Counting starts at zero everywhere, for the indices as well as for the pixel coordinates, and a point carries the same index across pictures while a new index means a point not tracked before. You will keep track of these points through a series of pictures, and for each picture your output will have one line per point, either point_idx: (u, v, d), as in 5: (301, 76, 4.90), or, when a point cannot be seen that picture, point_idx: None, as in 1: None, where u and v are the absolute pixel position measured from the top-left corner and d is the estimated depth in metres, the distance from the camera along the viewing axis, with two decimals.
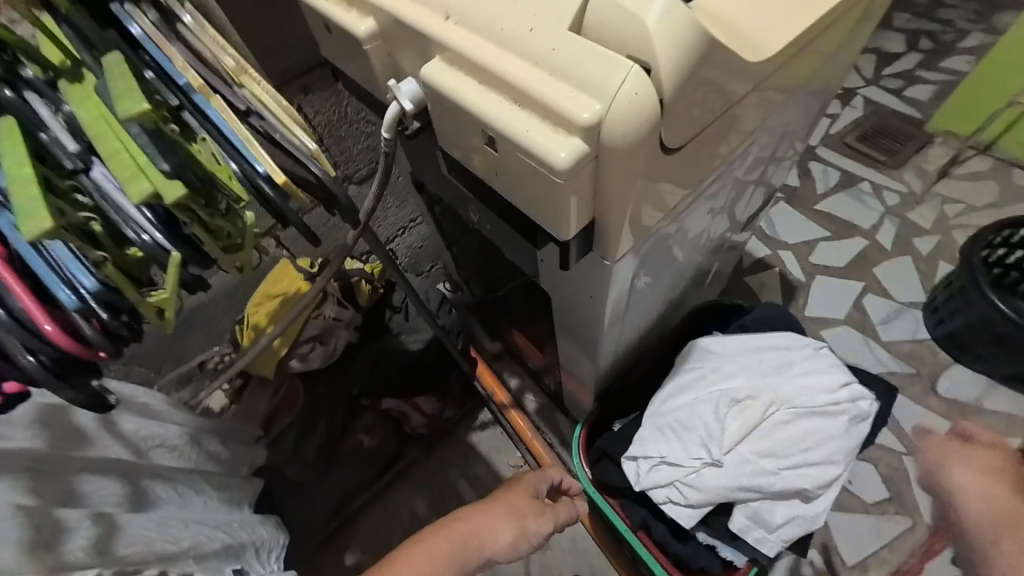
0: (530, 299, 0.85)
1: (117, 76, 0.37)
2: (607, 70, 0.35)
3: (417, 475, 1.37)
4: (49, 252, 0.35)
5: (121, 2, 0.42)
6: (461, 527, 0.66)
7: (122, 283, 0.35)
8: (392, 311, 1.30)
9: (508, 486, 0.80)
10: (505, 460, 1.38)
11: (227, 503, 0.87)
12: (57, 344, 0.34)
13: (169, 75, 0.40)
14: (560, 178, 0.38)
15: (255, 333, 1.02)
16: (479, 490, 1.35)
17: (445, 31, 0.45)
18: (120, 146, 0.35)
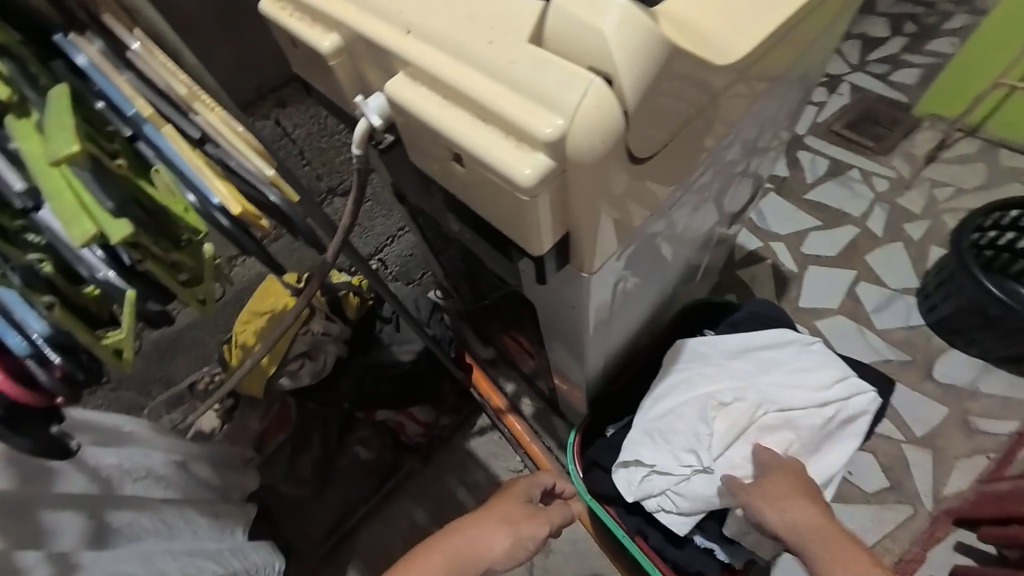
0: (519, 308, 0.83)
1: (56, 107, 0.34)
2: (566, 82, 0.34)
3: (416, 486, 1.35)
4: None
5: (65, 31, 0.41)
6: (452, 545, 0.64)
7: (74, 326, 0.33)
8: (382, 323, 1.26)
9: (504, 492, 0.77)
10: (504, 466, 1.37)
11: (218, 529, 0.85)
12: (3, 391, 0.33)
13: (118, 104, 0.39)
14: (525, 195, 0.37)
15: (243, 353, 0.99)
16: (478, 497, 1.34)
17: (406, 45, 0.44)
18: (62, 182, 0.33)
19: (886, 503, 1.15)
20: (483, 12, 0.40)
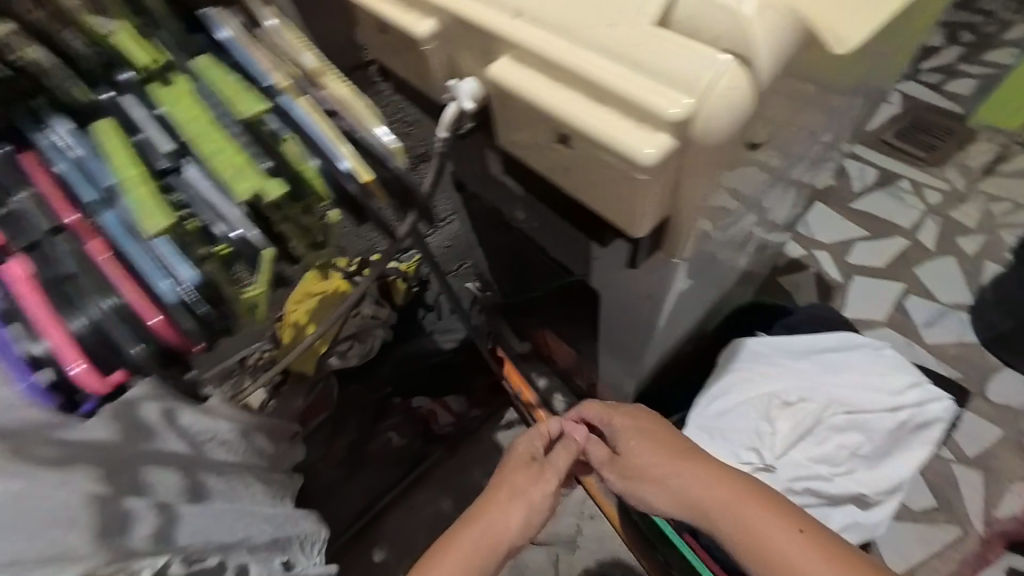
0: (571, 301, 0.84)
1: (219, 84, 0.41)
2: (699, 65, 0.35)
3: (440, 474, 1.44)
4: (152, 246, 0.36)
5: (209, 7, 0.44)
6: (471, 538, 0.58)
7: (223, 277, 0.37)
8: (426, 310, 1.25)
9: (503, 466, 0.69)
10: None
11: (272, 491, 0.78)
12: (160, 337, 0.35)
13: (252, 77, 0.42)
14: (644, 174, 0.38)
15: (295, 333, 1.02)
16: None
17: (515, 28, 0.45)
18: (221, 149, 0.38)
19: (934, 522, 1.11)
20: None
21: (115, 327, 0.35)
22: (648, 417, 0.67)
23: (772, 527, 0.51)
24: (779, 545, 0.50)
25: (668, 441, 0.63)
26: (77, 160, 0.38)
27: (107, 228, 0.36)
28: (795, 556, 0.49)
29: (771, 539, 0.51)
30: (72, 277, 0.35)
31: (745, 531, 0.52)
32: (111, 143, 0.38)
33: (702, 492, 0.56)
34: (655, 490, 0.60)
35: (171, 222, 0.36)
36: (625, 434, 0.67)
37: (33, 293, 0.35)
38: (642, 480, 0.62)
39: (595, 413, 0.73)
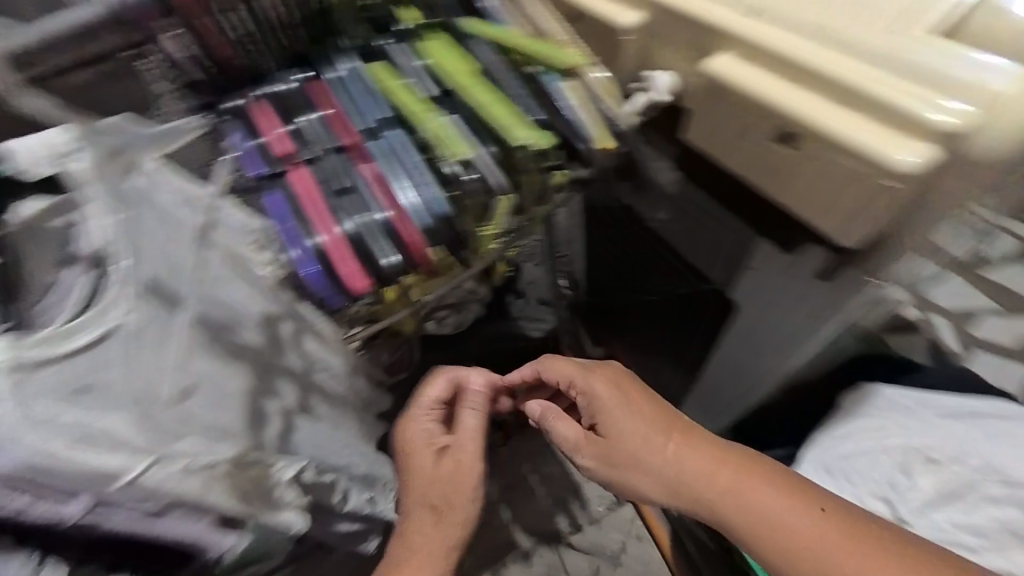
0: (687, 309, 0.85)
1: (492, 49, 0.49)
2: (980, 84, 0.38)
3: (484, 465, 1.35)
4: (413, 172, 0.43)
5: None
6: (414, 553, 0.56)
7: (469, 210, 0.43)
8: None
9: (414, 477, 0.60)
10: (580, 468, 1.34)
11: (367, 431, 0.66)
12: (410, 250, 0.41)
13: (504, 46, 0.50)
14: (903, 183, 0.40)
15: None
16: (552, 492, 1.30)
17: (750, 29, 0.47)
18: (490, 101, 0.45)
19: None
20: (849, 17, 0.45)
21: (373, 233, 0.41)
22: (631, 385, 0.62)
23: (779, 509, 0.50)
24: (786, 524, 0.50)
25: (657, 415, 0.59)
26: (354, 98, 0.49)
27: (376, 154, 0.44)
28: (805, 527, 0.49)
29: (777, 521, 0.50)
30: (341, 191, 0.43)
31: (750, 517, 0.51)
32: (400, 86, 0.47)
33: (693, 473, 0.55)
34: (645, 477, 0.57)
35: (449, 151, 0.43)
36: (604, 407, 0.61)
37: (313, 199, 0.43)
38: (627, 464, 0.58)
39: (558, 374, 0.66)
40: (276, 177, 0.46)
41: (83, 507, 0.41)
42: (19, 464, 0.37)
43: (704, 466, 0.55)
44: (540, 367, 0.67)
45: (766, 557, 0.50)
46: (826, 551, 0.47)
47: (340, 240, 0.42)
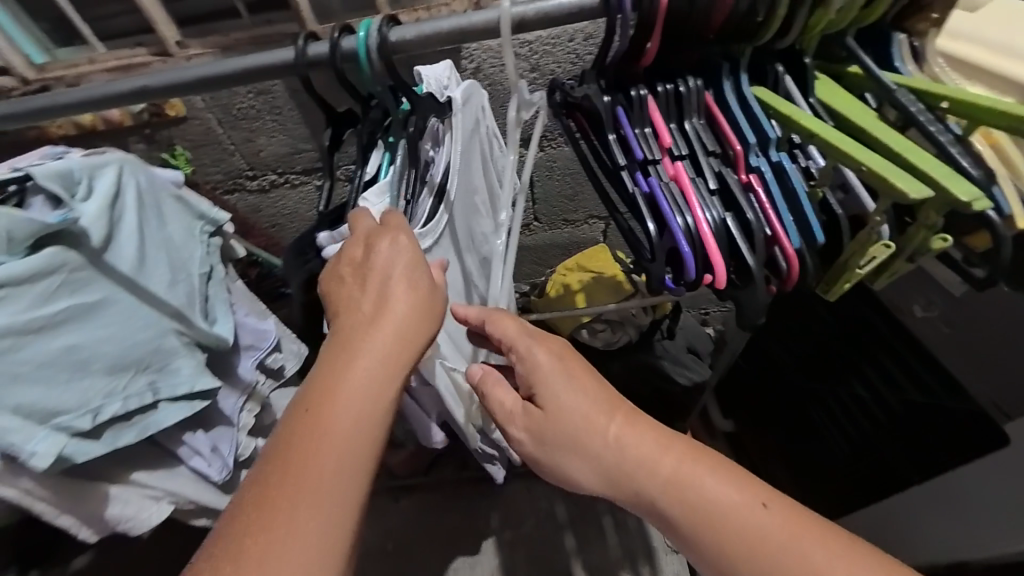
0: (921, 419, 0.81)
1: (908, 89, 0.43)
2: None
3: None
4: (795, 197, 0.43)
5: (898, 30, 0.47)
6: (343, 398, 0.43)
7: (860, 247, 0.40)
8: (661, 335, 1.28)
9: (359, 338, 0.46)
10: (660, 531, 1.29)
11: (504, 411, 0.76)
12: (785, 264, 0.42)
13: (916, 91, 0.44)
14: None
15: (562, 294, 1.15)
16: (624, 541, 1.28)
17: None
18: (912, 145, 0.40)
19: None
20: None
21: (742, 237, 0.43)
22: (573, 366, 0.52)
23: (724, 500, 0.45)
24: (733, 518, 0.44)
25: (604, 395, 0.51)
26: (734, 103, 0.47)
27: (757, 170, 0.45)
28: (753, 525, 0.44)
29: (722, 514, 0.44)
30: (718, 189, 0.45)
31: (693, 509, 0.45)
32: (787, 110, 0.45)
33: (637, 456, 0.48)
34: (585, 464, 0.49)
35: (884, 180, 0.38)
36: (539, 378, 0.51)
37: (689, 190, 0.45)
38: (567, 445, 0.50)
39: (502, 333, 0.52)
40: (647, 158, 0.47)
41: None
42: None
43: (651, 440, 0.48)
44: (484, 322, 0.53)
45: (702, 548, 0.45)
46: (776, 542, 0.43)
47: (718, 235, 0.43)
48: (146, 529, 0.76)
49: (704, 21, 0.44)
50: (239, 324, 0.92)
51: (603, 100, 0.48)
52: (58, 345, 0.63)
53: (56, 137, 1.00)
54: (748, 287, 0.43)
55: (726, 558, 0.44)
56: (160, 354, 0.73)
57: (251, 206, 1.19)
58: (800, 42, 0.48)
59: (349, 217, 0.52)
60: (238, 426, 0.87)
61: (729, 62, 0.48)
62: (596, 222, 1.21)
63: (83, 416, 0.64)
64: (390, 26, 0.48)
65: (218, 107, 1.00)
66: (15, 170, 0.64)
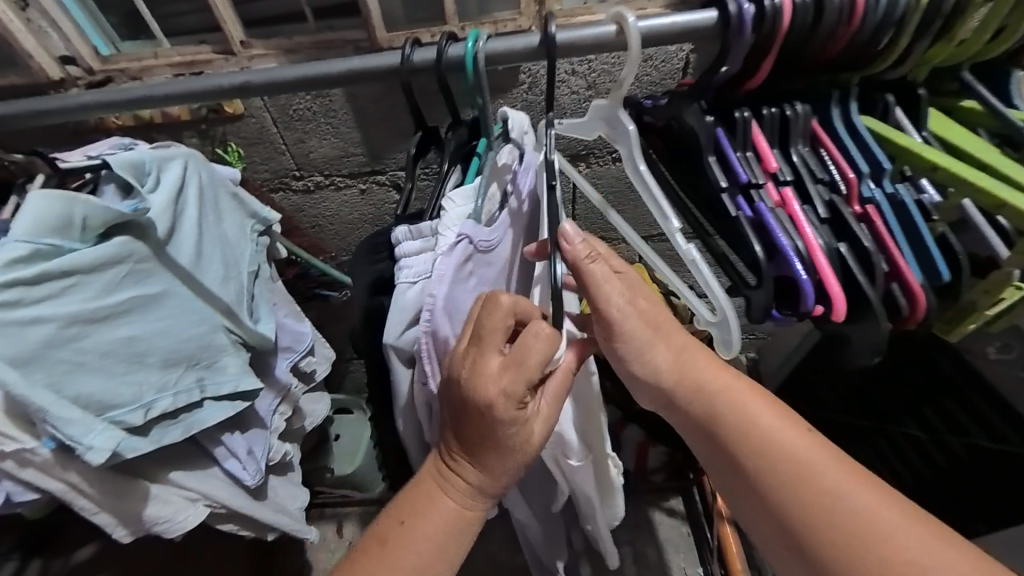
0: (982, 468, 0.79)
1: None
2: None
3: None
4: (916, 230, 0.42)
5: (1016, 68, 0.46)
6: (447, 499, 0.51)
7: (996, 290, 0.40)
8: None
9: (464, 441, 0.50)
10: (680, 564, 1.26)
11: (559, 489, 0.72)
12: (906, 297, 0.40)
13: None
14: None
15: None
16: (642, 571, 1.25)
17: None
18: None
19: None
20: None
21: (862, 268, 0.41)
22: (644, 292, 0.53)
23: (774, 428, 0.49)
24: (772, 436, 0.48)
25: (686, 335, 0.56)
26: (842, 130, 0.46)
27: (870, 200, 0.43)
28: (802, 450, 0.47)
29: (766, 435, 0.49)
30: (829, 217, 0.43)
31: (736, 411, 0.50)
32: (902, 139, 0.44)
33: (710, 372, 0.53)
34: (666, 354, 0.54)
35: None
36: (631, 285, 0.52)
37: (800, 218, 0.43)
38: (658, 332, 0.54)
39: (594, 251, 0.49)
40: (751, 181, 0.45)
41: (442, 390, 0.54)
42: (446, 338, 0.51)
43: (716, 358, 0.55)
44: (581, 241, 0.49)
45: (730, 444, 0.50)
46: (817, 467, 0.46)
47: (831, 264, 0.41)
48: (179, 532, 0.73)
49: (822, 45, 0.43)
50: (279, 325, 0.91)
51: (707, 120, 0.47)
52: (118, 336, 0.62)
53: (111, 127, 1.01)
54: (864, 322, 0.41)
55: (749, 458, 0.49)
56: (209, 351, 0.72)
57: (295, 206, 1.19)
58: (914, 74, 0.47)
59: (427, 217, 0.53)
60: (271, 429, 0.85)
61: (838, 90, 0.47)
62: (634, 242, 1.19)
63: (135, 410, 0.62)
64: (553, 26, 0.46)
65: (276, 108, 1.01)
66: (92, 159, 0.64)
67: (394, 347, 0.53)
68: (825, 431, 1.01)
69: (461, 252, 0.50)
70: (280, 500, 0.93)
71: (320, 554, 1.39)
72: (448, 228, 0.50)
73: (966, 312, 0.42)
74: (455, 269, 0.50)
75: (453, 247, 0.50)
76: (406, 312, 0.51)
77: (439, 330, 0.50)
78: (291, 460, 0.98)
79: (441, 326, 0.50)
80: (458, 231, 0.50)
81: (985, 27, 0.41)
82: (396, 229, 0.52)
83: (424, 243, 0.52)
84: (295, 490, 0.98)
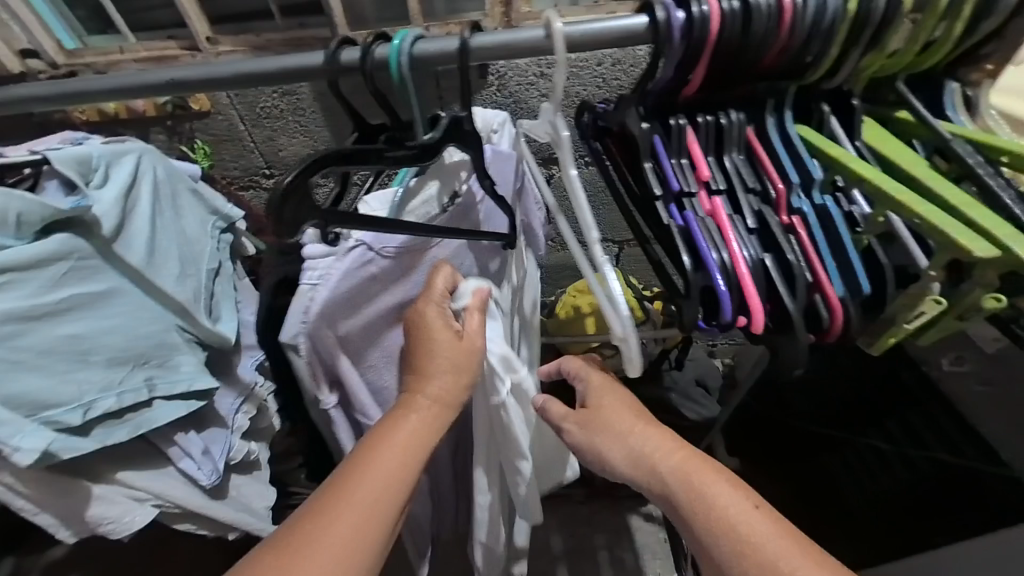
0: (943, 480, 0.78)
1: (964, 140, 0.41)
2: None
3: (563, 510, 1.34)
4: (841, 242, 0.41)
5: (953, 80, 0.45)
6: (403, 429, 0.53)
7: (911, 304, 0.39)
8: (670, 366, 1.25)
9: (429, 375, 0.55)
10: (656, 569, 1.25)
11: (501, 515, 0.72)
12: (828, 311, 0.40)
13: (973, 143, 0.42)
14: None
15: (573, 316, 1.12)
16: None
17: None
18: (969, 198, 0.38)
19: None
20: None
21: (786, 280, 0.41)
22: (610, 391, 0.57)
23: (730, 502, 0.46)
24: (732, 514, 0.46)
25: (636, 410, 0.56)
26: (776, 139, 0.46)
27: (798, 211, 0.43)
28: (754, 524, 0.45)
29: (724, 513, 0.46)
30: (756, 228, 0.43)
31: (691, 491, 0.48)
32: (831, 149, 0.44)
33: (665, 448, 0.51)
34: (618, 444, 0.53)
35: (952, 233, 0.35)
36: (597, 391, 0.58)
37: (728, 228, 0.43)
38: (608, 431, 0.55)
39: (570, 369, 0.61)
40: (684, 189, 0.45)
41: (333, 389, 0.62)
42: (327, 338, 0.56)
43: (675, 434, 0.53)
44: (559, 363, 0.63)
45: (693, 527, 0.47)
46: (769, 545, 0.44)
47: (754, 275, 0.41)
48: (127, 533, 0.72)
49: (757, 54, 0.42)
50: (245, 323, 0.90)
51: (642, 126, 0.46)
52: (60, 334, 0.60)
53: (79, 123, 1.00)
54: (788, 335, 0.41)
55: (705, 536, 0.46)
56: (161, 349, 0.70)
57: (266, 204, 1.18)
58: (851, 84, 0.46)
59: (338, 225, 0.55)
60: (233, 427, 0.84)
61: (774, 99, 0.47)
62: (609, 246, 1.18)
63: (75, 410, 0.61)
64: (472, 32, 0.45)
65: (243, 105, 1.00)
66: (34, 154, 0.63)
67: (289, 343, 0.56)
68: (804, 436, 1.03)
69: (357, 256, 0.55)
70: (245, 499, 0.92)
71: None
72: (354, 231, 0.54)
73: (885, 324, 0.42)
74: (345, 272, 0.54)
75: (349, 251, 0.54)
76: (305, 314, 0.54)
77: (317, 332, 0.55)
78: (258, 459, 0.97)
79: (318, 328, 0.55)
80: (359, 237, 0.55)
81: (914, 40, 0.41)
82: (304, 235, 0.53)
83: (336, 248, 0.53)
84: (264, 489, 0.97)
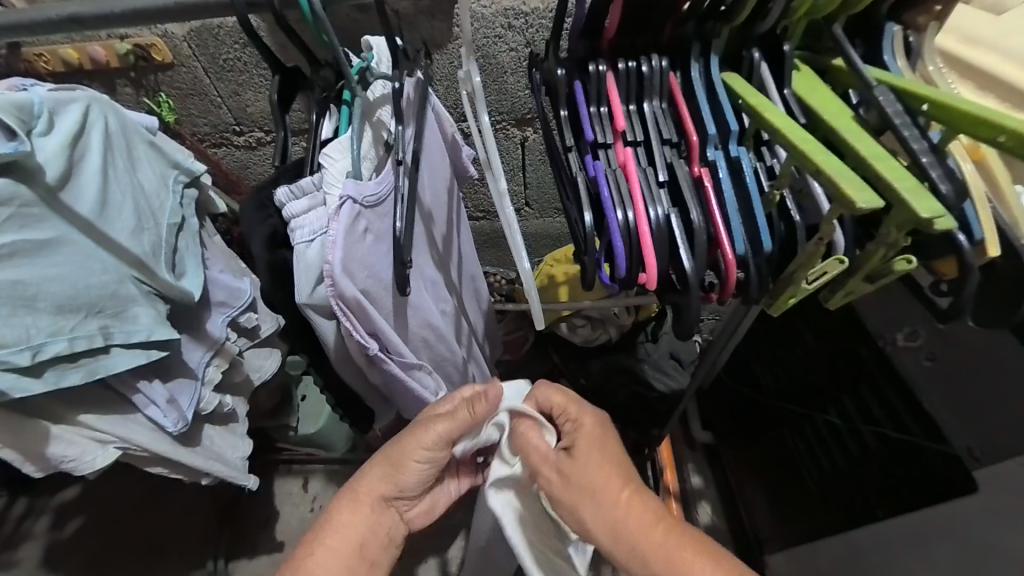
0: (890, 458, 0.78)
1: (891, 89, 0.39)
2: None
3: None
4: (748, 199, 0.40)
5: (891, 27, 0.43)
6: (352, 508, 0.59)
7: (808, 262, 0.38)
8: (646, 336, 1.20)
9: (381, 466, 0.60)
10: None
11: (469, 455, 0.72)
12: (725, 270, 0.39)
13: (898, 90, 0.40)
14: None
15: (547, 284, 1.07)
16: None
17: None
18: (881, 149, 0.36)
19: None
20: None
21: (688, 240, 0.40)
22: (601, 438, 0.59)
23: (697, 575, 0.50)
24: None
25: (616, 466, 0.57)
26: (697, 86, 0.43)
27: (711, 164, 0.41)
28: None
29: None
30: (665, 181, 0.41)
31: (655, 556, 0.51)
32: (753, 97, 0.41)
33: (640, 512, 0.53)
34: (595, 511, 0.53)
35: (854, 190, 0.33)
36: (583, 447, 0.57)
37: (637, 181, 0.41)
38: (586, 494, 0.54)
39: (551, 402, 0.62)
40: (598, 140, 0.43)
41: (374, 340, 0.58)
42: (356, 295, 0.53)
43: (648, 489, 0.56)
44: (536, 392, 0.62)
45: None
46: None
47: (657, 233, 0.40)
48: (89, 471, 0.76)
49: None
50: (212, 280, 0.88)
51: (560, 73, 0.44)
52: (2, 278, 0.61)
53: (44, 73, 0.99)
54: (683, 294, 0.41)
55: None
56: (114, 300, 0.70)
57: (239, 162, 1.17)
58: (785, 27, 0.43)
59: (308, 173, 0.52)
60: (202, 380, 0.86)
61: (699, 42, 0.43)
62: None
63: (21, 352, 0.63)
64: None
65: (205, 56, 0.96)
66: None
67: (309, 305, 0.55)
68: (771, 411, 1.04)
69: (349, 213, 0.51)
70: (217, 449, 0.95)
71: (284, 506, 1.38)
72: (331, 187, 0.51)
73: (782, 281, 0.42)
74: (346, 231, 0.51)
75: (339, 208, 0.51)
76: (310, 272, 0.53)
77: (345, 290, 0.52)
78: (233, 411, 0.99)
79: (346, 288, 0.52)
80: (341, 192, 0.51)
81: None
82: (279, 190, 0.51)
83: (311, 200, 0.51)
84: (237, 442, 1.00)
